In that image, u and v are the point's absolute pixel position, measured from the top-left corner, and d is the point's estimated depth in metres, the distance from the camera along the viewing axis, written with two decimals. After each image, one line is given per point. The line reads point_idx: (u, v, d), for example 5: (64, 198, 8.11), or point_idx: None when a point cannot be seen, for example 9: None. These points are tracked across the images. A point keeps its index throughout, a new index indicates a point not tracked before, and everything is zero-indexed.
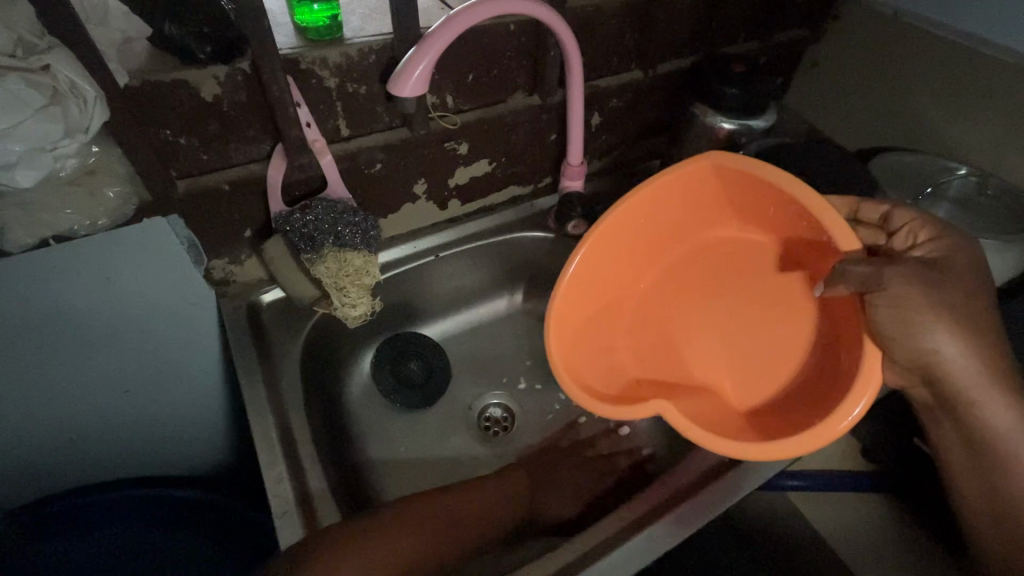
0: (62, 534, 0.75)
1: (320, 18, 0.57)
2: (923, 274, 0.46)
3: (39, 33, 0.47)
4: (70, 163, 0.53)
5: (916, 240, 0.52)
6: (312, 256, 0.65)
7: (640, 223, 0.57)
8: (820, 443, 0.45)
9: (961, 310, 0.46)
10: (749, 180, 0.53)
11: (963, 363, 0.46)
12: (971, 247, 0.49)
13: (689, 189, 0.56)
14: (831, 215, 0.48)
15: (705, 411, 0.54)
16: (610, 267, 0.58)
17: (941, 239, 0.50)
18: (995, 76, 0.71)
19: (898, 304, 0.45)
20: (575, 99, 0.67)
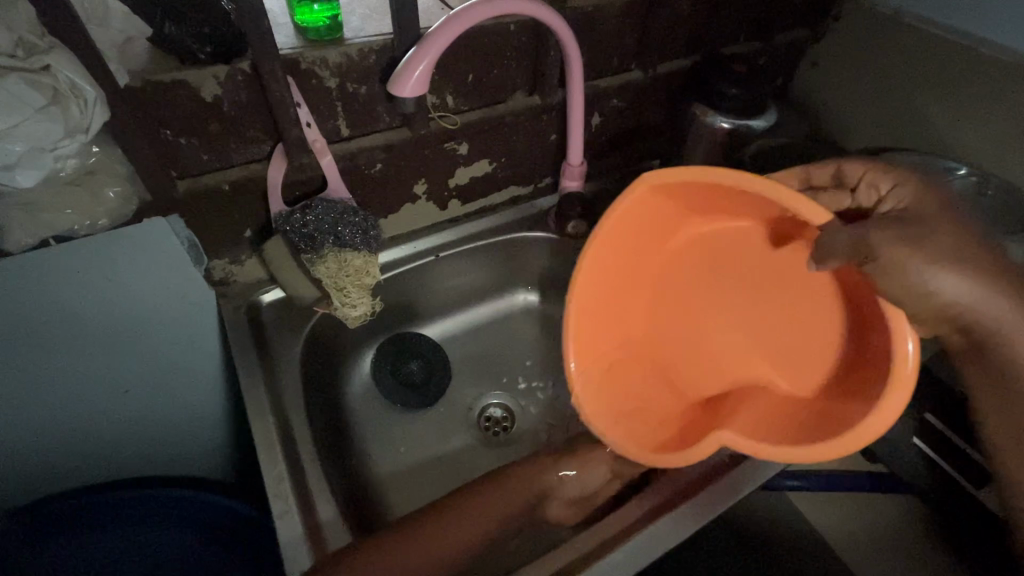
0: (61, 535, 0.75)
1: (320, 18, 0.57)
2: (905, 227, 0.43)
3: (40, 33, 0.46)
4: (71, 163, 0.53)
5: (879, 192, 0.50)
6: (311, 256, 0.66)
7: (608, 266, 0.55)
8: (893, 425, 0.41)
9: (948, 250, 0.42)
10: (688, 186, 0.49)
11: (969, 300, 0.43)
12: (928, 183, 0.47)
13: (635, 217, 0.53)
14: (771, 185, 0.43)
15: (758, 418, 0.53)
16: (605, 322, 0.58)
17: (901, 188, 0.48)
18: (994, 75, 0.71)
19: (897, 266, 0.42)
20: (575, 98, 0.67)
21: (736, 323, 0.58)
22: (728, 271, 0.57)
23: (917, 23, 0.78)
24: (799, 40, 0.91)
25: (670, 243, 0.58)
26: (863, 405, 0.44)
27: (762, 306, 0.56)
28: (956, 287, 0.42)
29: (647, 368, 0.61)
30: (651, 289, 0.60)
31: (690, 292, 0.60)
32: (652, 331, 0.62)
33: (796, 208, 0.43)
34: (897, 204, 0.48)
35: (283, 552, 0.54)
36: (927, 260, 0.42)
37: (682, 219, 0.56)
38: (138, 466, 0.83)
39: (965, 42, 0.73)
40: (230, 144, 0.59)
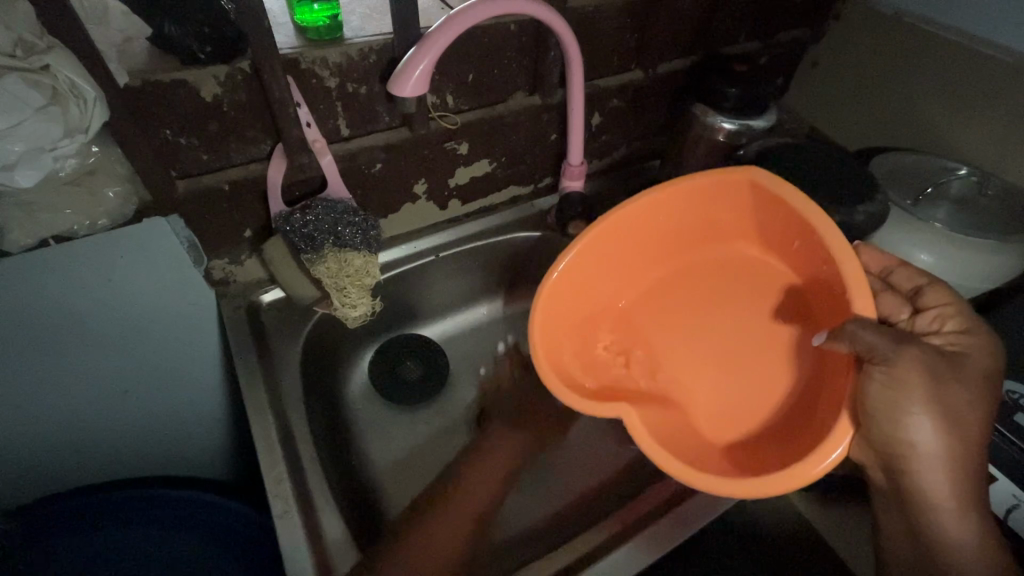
0: (61, 534, 0.75)
1: (320, 18, 0.57)
2: (932, 363, 0.43)
3: (39, 33, 0.46)
4: (70, 163, 0.53)
5: (941, 328, 0.49)
6: (312, 256, 0.65)
7: (654, 219, 0.56)
8: (799, 482, 0.41)
9: (956, 406, 0.43)
10: (777, 204, 0.51)
11: (937, 453, 0.44)
12: (992, 350, 0.47)
13: (713, 200, 0.55)
14: (854, 262, 0.46)
15: (682, 431, 0.51)
16: (609, 266, 0.57)
17: (966, 336, 0.47)
18: (993, 76, 0.71)
19: (893, 384, 0.42)
20: (575, 98, 0.66)
21: (716, 347, 0.57)
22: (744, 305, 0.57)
23: (917, 22, 0.77)
24: (800, 40, 0.91)
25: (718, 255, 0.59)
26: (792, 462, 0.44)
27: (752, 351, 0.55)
28: (925, 430, 0.44)
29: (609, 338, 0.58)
30: (669, 282, 0.60)
31: (687, 302, 0.59)
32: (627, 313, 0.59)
33: (852, 290, 0.45)
34: (951, 346, 0.47)
35: (283, 553, 0.54)
36: (921, 398, 0.43)
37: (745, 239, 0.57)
38: (138, 466, 0.83)
39: (964, 42, 0.73)
40: (230, 144, 0.59)
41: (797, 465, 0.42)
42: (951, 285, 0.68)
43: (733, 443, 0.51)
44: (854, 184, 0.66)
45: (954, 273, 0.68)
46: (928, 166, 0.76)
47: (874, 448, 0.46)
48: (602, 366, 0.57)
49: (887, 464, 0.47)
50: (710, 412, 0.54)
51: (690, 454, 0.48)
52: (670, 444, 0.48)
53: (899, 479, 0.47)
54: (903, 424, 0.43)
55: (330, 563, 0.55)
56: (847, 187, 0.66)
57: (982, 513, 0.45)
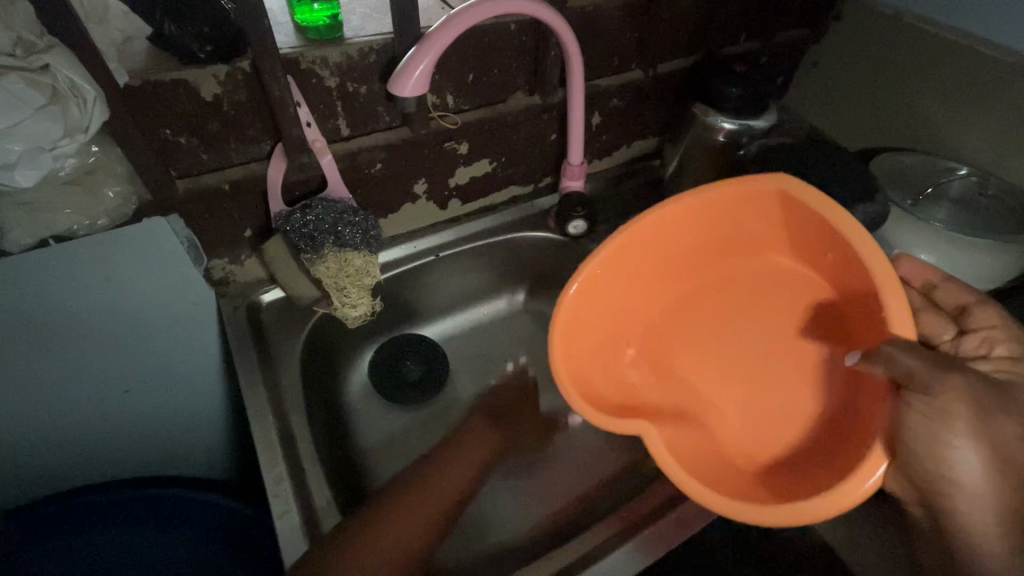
0: (60, 534, 0.75)
1: (320, 17, 0.57)
2: (982, 395, 0.40)
3: (38, 32, 0.46)
4: (70, 163, 0.53)
5: (988, 353, 0.49)
6: (312, 256, 0.65)
7: (682, 228, 0.55)
8: (837, 510, 0.41)
9: (1010, 445, 0.40)
10: (809, 216, 0.51)
11: (991, 500, 0.40)
12: None
13: (742, 209, 0.54)
14: (891, 278, 0.45)
15: (707, 449, 0.50)
16: (635, 276, 0.57)
17: (1017, 363, 0.47)
18: (994, 76, 0.71)
19: (933, 413, 0.40)
20: (575, 97, 0.66)
21: (743, 363, 0.57)
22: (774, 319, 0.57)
23: (917, 22, 0.77)
24: (800, 40, 0.91)
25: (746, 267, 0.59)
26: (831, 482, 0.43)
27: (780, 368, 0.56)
28: (975, 468, 0.40)
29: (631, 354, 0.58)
30: (695, 296, 0.60)
31: (715, 311, 0.59)
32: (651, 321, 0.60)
33: (892, 312, 0.44)
34: (999, 372, 0.47)
35: (283, 553, 0.54)
36: (968, 431, 0.39)
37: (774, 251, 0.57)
38: (138, 466, 0.83)
39: (965, 42, 0.73)
40: (229, 143, 0.59)
41: (846, 486, 0.41)
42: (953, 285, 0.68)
43: (758, 462, 0.51)
44: (855, 184, 0.65)
45: (955, 273, 0.68)
46: (927, 167, 0.76)
47: (915, 489, 0.42)
48: (624, 382, 0.56)
49: (930, 508, 0.43)
50: (735, 427, 0.54)
51: (713, 472, 0.47)
52: (693, 463, 0.47)
53: (944, 529, 0.42)
54: (945, 458, 0.40)
55: None
56: (848, 187, 0.65)
57: None
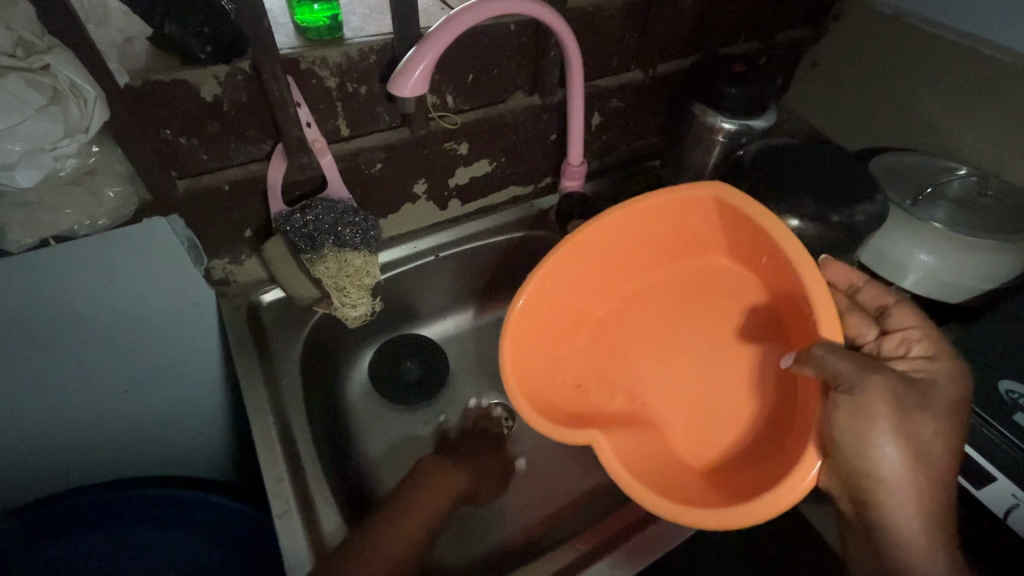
0: (59, 534, 0.75)
1: (320, 18, 0.57)
2: (901, 395, 0.42)
3: (39, 33, 0.46)
4: (70, 163, 0.52)
5: (907, 353, 0.49)
6: (312, 256, 0.65)
7: (624, 235, 0.55)
8: (770, 516, 0.41)
9: (925, 441, 0.42)
10: (744, 221, 0.51)
11: (907, 490, 0.43)
12: (959, 376, 0.47)
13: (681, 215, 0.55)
14: (823, 287, 0.45)
15: (651, 453, 0.51)
16: (580, 284, 0.57)
17: (934, 362, 0.47)
18: (993, 76, 0.71)
19: (860, 414, 0.41)
20: (575, 97, 0.66)
21: (689, 366, 0.57)
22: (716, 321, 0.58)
23: (916, 23, 0.78)
24: (799, 40, 0.91)
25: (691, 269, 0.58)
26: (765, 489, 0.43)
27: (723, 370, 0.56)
28: (895, 463, 0.42)
29: (578, 357, 0.58)
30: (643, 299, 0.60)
31: (658, 314, 0.60)
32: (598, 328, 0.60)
33: (822, 317, 0.44)
34: (917, 371, 0.47)
35: (283, 553, 0.54)
36: (890, 429, 0.41)
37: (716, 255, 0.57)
38: (138, 466, 0.83)
39: (964, 42, 0.73)
40: (230, 144, 0.59)
41: (775, 496, 0.41)
42: (955, 281, 0.68)
43: (703, 465, 0.52)
44: (855, 183, 0.65)
45: (956, 273, 0.68)
46: (927, 167, 0.76)
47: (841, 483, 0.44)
48: (572, 385, 0.57)
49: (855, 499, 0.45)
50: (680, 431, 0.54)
51: (660, 477, 0.47)
52: (638, 469, 0.47)
53: (867, 518, 0.45)
54: (874, 457, 0.41)
55: None
56: (848, 185, 0.65)
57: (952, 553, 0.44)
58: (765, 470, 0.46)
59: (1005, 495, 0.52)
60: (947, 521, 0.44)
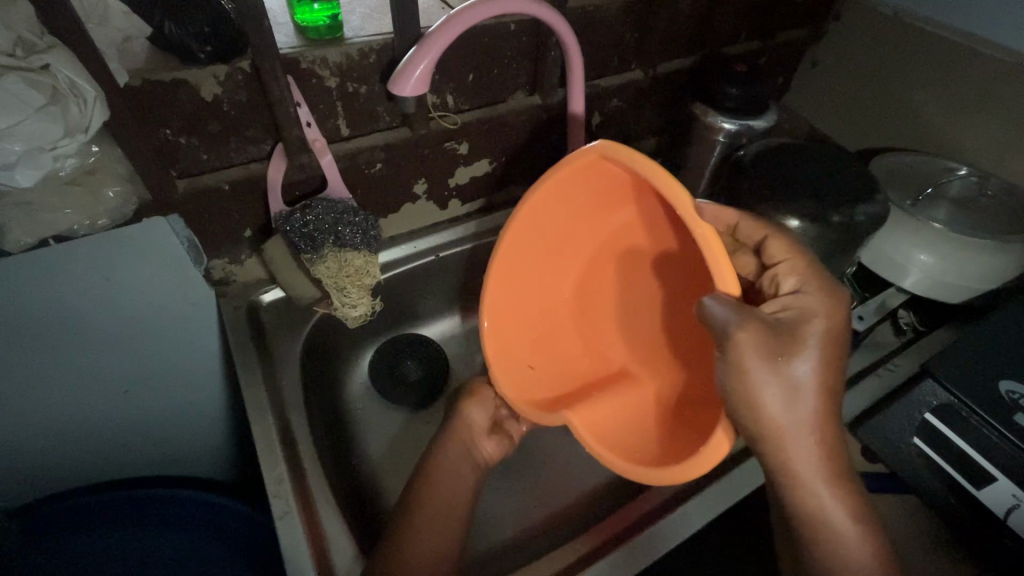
0: (57, 536, 0.74)
1: (320, 18, 0.57)
2: (772, 340, 0.43)
3: (39, 33, 0.46)
4: (70, 163, 0.52)
5: (778, 290, 0.50)
6: (312, 256, 0.65)
7: (546, 215, 0.54)
8: (706, 469, 0.43)
9: (803, 384, 0.44)
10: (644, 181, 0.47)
11: (790, 432, 0.45)
12: (833, 305, 0.46)
13: (587, 179, 0.51)
14: (705, 234, 0.42)
15: (618, 411, 0.58)
16: (528, 268, 0.58)
17: (805, 296, 0.47)
18: (994, 77, 0.71)
19: (737, 366, 0.43)
20: (575, 95, 0.66)
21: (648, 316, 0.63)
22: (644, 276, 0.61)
23: (917, 22, 0.77)
24: (800, 40, 0.91)
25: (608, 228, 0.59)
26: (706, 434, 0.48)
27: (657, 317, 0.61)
28: (778, 404, 0.44)
29: (529, 335, 0.62)
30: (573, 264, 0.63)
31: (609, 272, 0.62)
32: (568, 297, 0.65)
33: (714, 267, 0.42)
34: (783, 310, 0.47)
35: (283, 554, 0.53)
36: (767, 376, 0.43)
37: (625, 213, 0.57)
38: (138, 465, 0.84)
39: (964, 42, 0.73)
40: (230, 144, 0.59)
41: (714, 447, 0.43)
42: (949, 283, 0.69)
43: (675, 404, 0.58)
44: (855, 183, 0.65)
45: (956, 272, 0.68)
46: (928, 168, 0.76)
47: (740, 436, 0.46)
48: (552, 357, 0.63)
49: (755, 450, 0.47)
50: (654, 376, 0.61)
51: (618, 436, 0.54)
52: (612, 437, 0.54)
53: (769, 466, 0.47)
54: (755, 403, 0.44)
55: (330, 563, 0.55)
56: (848, 185, 0.64)
57: (855, 489, 0.47)
58: (697, 421, 0.52)
59: (1005, 495, 0.51)
60: (845, 452, 0.46)
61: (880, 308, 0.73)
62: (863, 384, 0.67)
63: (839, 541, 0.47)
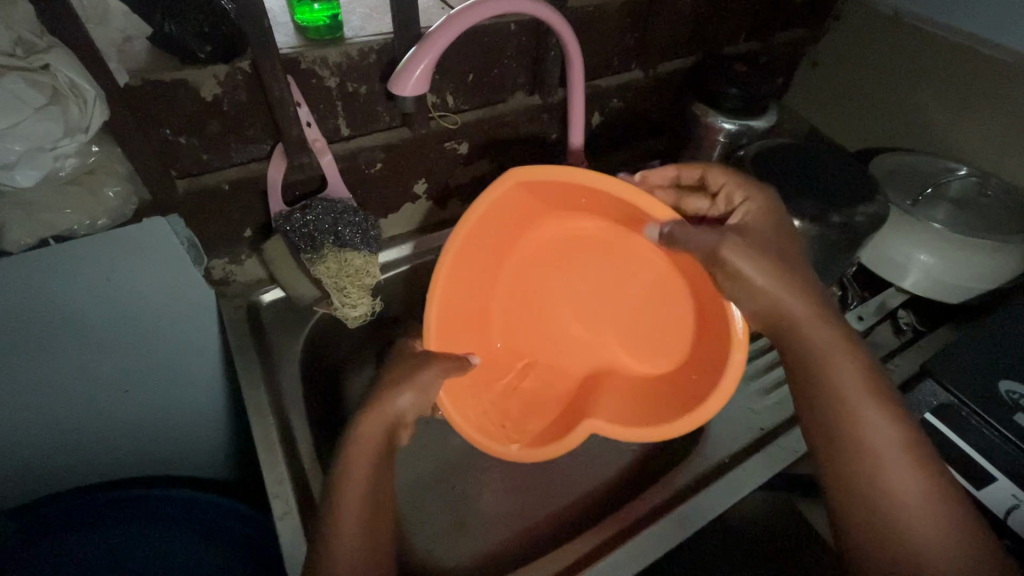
0: (59, 534, 0.75)
1: (320, 18, 0.57)
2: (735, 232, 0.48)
3: (38, 33, 0.46)
4: (70, 163, 0.53)
5: (733, 203, 0.53)
6: (312, 256, 0.65)
7: (472, 259, 0.58)
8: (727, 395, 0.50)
9: (777, 263, 0.47)
10: (561, 187, 0.53)
11: (788, 306, 0.47)
12: (773, 202, 0.51)
13: (500, 214, 0.56)
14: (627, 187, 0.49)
15: (618, 404, 0.60)
16: (466, 318, 0.61)
17: (750, 202, 0.51)
18: (993, 77, 0.71)
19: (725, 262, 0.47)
20: (575, 92, 0.60)
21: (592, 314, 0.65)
22: (579, 276, 0.64)
23: (917, 22, 0.77)
24: (800, 40, 0.91)
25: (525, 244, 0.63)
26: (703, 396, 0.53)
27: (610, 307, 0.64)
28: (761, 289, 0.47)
29: (490, 384, 0.63)
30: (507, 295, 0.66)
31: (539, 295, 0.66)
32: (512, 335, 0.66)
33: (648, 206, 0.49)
34: (744, 218, 0.51)
35: (283, 554, 0.53)
36: (754, 259, 0.46)
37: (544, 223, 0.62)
38: (138, 466, 0.84)
39: (965, 42, 0.73)
40: (230, 143, 0.59)
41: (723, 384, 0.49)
42: (947, 284, 0.69)
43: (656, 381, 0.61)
44: (855, 183, 0.65)
45: (955, 273, 0.68)
46: (929, 168, 0.76)
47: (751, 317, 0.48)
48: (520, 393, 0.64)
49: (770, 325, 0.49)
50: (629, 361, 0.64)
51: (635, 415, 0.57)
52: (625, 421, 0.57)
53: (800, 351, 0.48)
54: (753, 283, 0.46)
55: None
56: (847, 185, 0.64)
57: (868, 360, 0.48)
58: (686, 389, 0.56)
59: (1004, 495, 0.51)
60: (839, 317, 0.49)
61: (880, 308, 0.74)
62: None
63: (868, 427, 0.46)
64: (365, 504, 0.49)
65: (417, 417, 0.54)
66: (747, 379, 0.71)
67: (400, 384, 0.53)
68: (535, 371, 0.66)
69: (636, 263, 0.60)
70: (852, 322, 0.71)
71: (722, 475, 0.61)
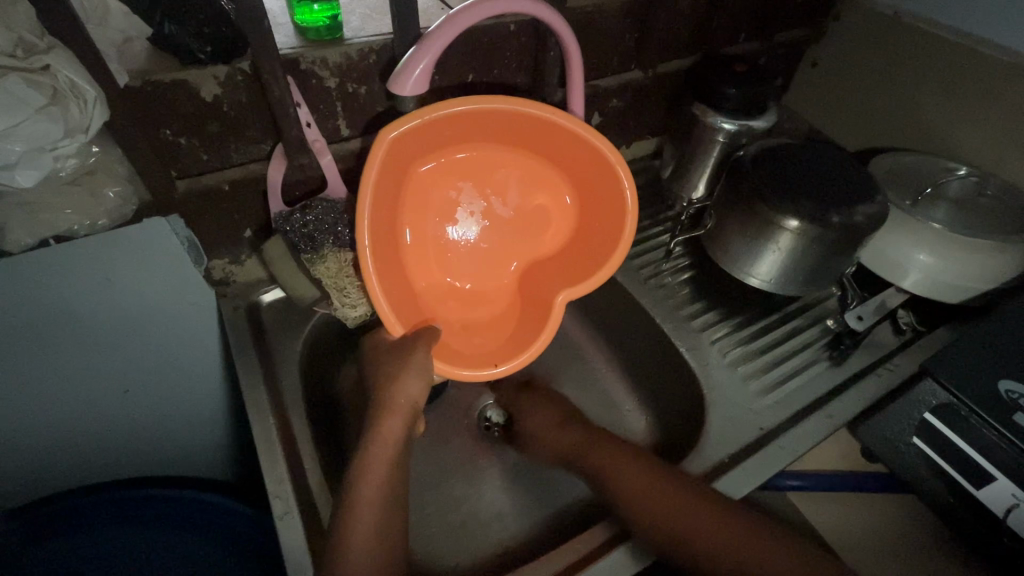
0: (60, 535, 0.75)
1: (320, 18, 0.57)
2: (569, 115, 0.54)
3: (39, 33, 0.46)
4: (70, 163, 0.53)
5: (789, 228, 0.62)
6: (312, 256, 0.64)
7: (380, 233, 0.54)
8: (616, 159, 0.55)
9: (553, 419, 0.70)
10: (430, 124, 0.52)
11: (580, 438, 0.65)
12: (835, 244, 0.62)
13: (388, 173, 0.53)
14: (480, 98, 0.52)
15: (563, 276, 0.62)
16: (400, 295, 0.57)
17: (816, 236, 0.62)
18: (994, 77, 0.71)
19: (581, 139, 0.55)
20: (575, 97, 0.60)
21: (493, 229, 0.63)
22: (462, 201, 0.61)
23: (916, 22, 0.77)
24: (800, 40, 0.91)
25: (411, 180, 0.57)
26: (618, 231, 0.57)
27: (500, 214, 0.62)
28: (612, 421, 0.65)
29: (454, 335, 0.62)
30: (405, 242, 0.60)
31: (444, 242, 0.62)
32: (442, 292, 0.62)
33: (504, 103, 0.53)
34: (793, 230, 0.62)
35: (284, 554, 0.53)
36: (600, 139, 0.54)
37: (423, 153, 0.56)
38: (138, 465, 0.84)
39: (964, 42, 0.73)
40: (230, 144, 0.59)
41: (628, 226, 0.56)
42: (945, 284, 0.69)
43: (573, 243, 0.62)
44: (855, 183, 0.65)
45: (956, 273, 0.68)
46: (928, 168, 0.76)
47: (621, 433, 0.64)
48: (481, 322, 0.64)
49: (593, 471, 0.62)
50: (543, 245, 0.63)
51: (577, 269, 0.61)
52: (579, 279, 0.60)
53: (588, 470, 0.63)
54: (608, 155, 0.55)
55: None
56: (848, 185, 0.64)
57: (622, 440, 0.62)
58: (594, 249, 0.60)
59: (1005, 494, 0.51)
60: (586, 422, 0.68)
61: (880, 308, 0.72)
62: (863, 383, 0.69)
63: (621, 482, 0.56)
64: (386, 493, 0.51)
65: (424, 402, 0.57)
66: (744, 378, 0.70)
67: (406, 377, 0.54)
68: (457, 305, 0.63)
69: (504, 159, 0.59)
70: (850, 323, 0.71)
71: (721, 475, 0.61)
